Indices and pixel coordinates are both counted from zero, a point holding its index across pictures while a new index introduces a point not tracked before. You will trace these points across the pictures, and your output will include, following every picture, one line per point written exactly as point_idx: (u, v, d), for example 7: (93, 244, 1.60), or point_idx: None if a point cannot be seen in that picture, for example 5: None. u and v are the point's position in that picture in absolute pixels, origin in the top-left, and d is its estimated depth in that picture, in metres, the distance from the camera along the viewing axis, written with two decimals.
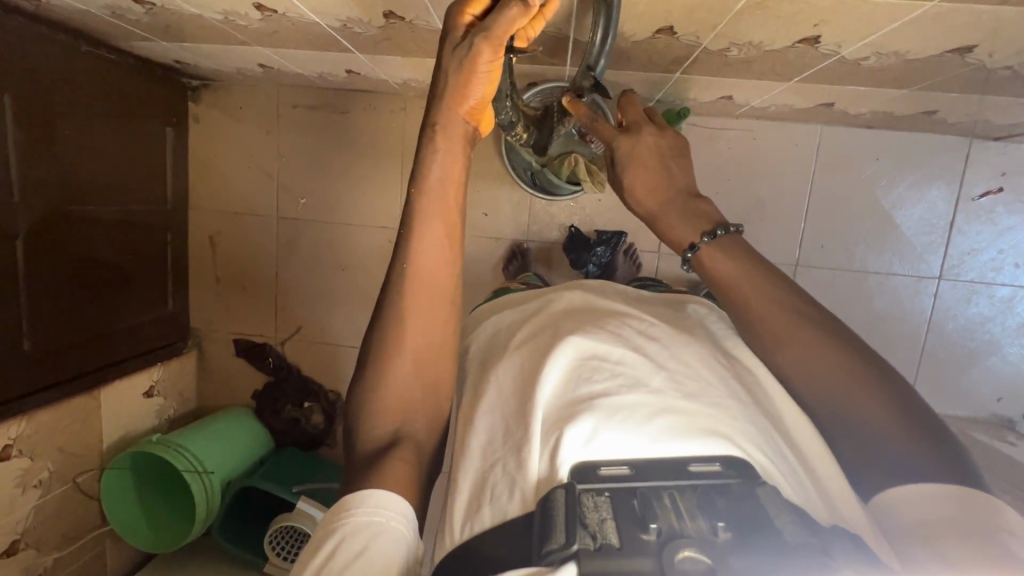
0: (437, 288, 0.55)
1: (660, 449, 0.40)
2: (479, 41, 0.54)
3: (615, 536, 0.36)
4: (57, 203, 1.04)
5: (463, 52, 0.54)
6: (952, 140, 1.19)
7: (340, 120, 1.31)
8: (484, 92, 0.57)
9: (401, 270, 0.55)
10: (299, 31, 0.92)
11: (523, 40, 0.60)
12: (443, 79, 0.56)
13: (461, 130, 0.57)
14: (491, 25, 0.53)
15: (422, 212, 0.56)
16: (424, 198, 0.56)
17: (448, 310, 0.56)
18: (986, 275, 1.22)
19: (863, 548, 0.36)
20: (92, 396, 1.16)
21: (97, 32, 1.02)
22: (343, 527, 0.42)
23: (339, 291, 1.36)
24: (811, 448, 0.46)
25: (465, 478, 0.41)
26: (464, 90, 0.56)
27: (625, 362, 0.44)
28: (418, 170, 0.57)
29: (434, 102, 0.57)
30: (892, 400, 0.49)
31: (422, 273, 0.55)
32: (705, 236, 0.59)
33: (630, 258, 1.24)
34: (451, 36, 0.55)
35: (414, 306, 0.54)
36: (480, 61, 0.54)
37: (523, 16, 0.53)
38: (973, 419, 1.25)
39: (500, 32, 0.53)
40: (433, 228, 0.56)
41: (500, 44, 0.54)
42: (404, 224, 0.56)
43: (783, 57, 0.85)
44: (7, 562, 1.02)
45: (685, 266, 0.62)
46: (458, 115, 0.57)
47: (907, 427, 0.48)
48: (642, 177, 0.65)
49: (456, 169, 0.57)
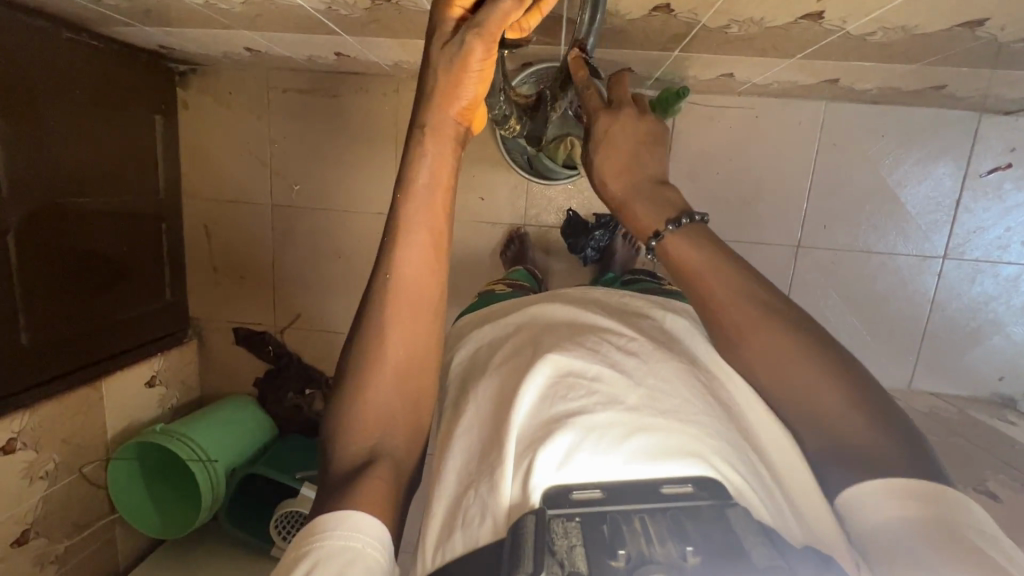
0: (422, 298, 0.55)
1: (632, 470, 0.42)
2: (472, 37, 0.50)
3: (583, 564, 0.38)
4: (46, 193, 1.03)
5: (454, 50, 0.52)
6: (961, 114, 1.15)
7: (332, 104, 1.28)
8: (476, 92, 0.54)
9: (384, 278, 0.55)
10: (284, 15, 0.89)
11: (519, 32, 0.55)
12: (432, 78, 0.54)
13: (452, 133, 0.56)
14: (483, 20, 0.50)
15: (409, 218, 0.55)
16: (410, 203, 0.55)
17: (432, 321, 0.56)
18: (991, 253, 1.19)
19: (831, 567, 0.37)
20: (95, 387, 1.17)
21: (77, 17, 0.99)
22: (319, 549, 0.43)
23: (337, 277, 1.36)
24: (785, 462, 0.48)
25: (438, 506, 0.45)
26: (455, 89, 0.54)
27: (602, 380, 0.47)
28: (406, 175, 0.55)
29: (424, 102, 0.55)
30: (871, 411, 0.49)
31: (405, 282, 0.54)
32: (670, 224, 0.59)
33: (630, 241, 1.20)
34: (442, 30, 0.53)
35: (395, 316, 0.54)
36: (471, 59, 0.52)
37: (518, 9, 0.49)
38: (973, 399, 1.25)
39: (493, 27, 0.50)
40: (418, 235, 0.55)
41: (493, 40, 0.51)
42: (390, 229, 0.55)
43: (785, 34, 0.82)
44: (19, 551, 1.05)
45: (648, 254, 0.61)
46: (448, 117, 0.55)
47: (886, 437, 0.48)
48: (614, 159, 0.63)
49: (444, 174, 0.56)
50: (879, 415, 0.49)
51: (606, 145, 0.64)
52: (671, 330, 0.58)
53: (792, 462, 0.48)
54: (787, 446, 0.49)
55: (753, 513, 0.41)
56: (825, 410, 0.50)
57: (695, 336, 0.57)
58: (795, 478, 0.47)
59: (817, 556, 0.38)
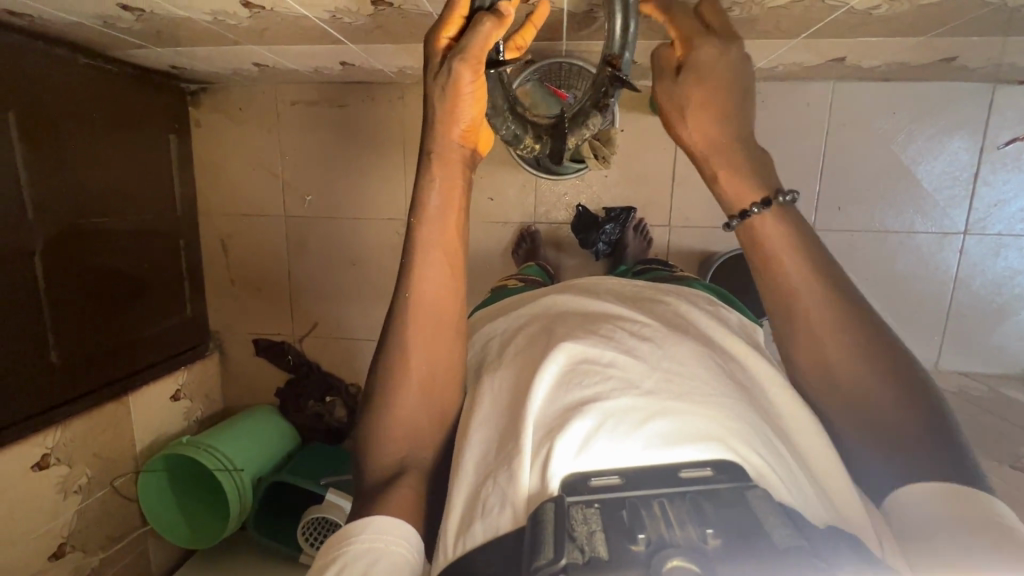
0: (440, 319, 0.56)
1: (649, 456, 0.42)
2: (457, 63, 0.52)
3: (603, 549, 0.37)
4: (69, 218, 1.06)
5: (444, 78, 0.54)
6: (974, 87, 1.13)
7: (339, 114, 1.30)
8: (472, 114, 0.56)
9: (405, 302, 0.56)
10: (290, 27, 0.90)
11: (516, 49, 0.62)
12: (431, 107, 0.56)
13: (456, 156, 0.58)
14: (467, 45, 0.52)
15: (424, 242, 0.57)
16: (423, 227, 0.57)
17: (456, 338, 0.57)
18: (1013, 226, 1.17)
19: (853, 547, 0.37)
20: (122, 403, 1.20)
21: (91, 43, 1.02)
22: (345, 553, 0.44)
23: (352, 284, 1.37)
24: (815, 454, 0.47)
25: (460, 494, 0.45)
26: (454, 115, 0.56)
27: (616, 365, 0.47)
28: (417, 201, 0.58)
29: (427, 130, 0.57)
30: (923, 408, 0.49)
31: (424, 302, 0.56)
32: (782, 195, 0.54)
33: (641, 233, 1.22)
34: (432, 61, 0.55)
35: (416, 337, 0.56)
36: (461, 85, 0.53)
37: (498, 27, 0.52)
38: (1007, 376, 1.21)
39: (477, 51, 0.52)
40: (433, 257, 0.57)
41: (479, 62, 0.53)
42: (406, 256, 0.57)
43: (789, 13, 0.81)
44: (57, 565, 1.07)
45: (735, 221, 0.57)
46: (452, 141, 0.57)
47: (935, 435, 0.48)
48: (710, 100, 0.56)
49: (454, 196, 0.58)
50: (901, 377, 0.50)
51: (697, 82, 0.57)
52: (681, 315, 0.59)
53: (818, 443, 0.48)
54: (817, 436, 0.48)
55: (773, 494, 0.41)
56: (865, 378, 0.51)
57: (705, 322, 0.57)
58: (813, 453, 0.48)
59: (836, 534, 0.38)
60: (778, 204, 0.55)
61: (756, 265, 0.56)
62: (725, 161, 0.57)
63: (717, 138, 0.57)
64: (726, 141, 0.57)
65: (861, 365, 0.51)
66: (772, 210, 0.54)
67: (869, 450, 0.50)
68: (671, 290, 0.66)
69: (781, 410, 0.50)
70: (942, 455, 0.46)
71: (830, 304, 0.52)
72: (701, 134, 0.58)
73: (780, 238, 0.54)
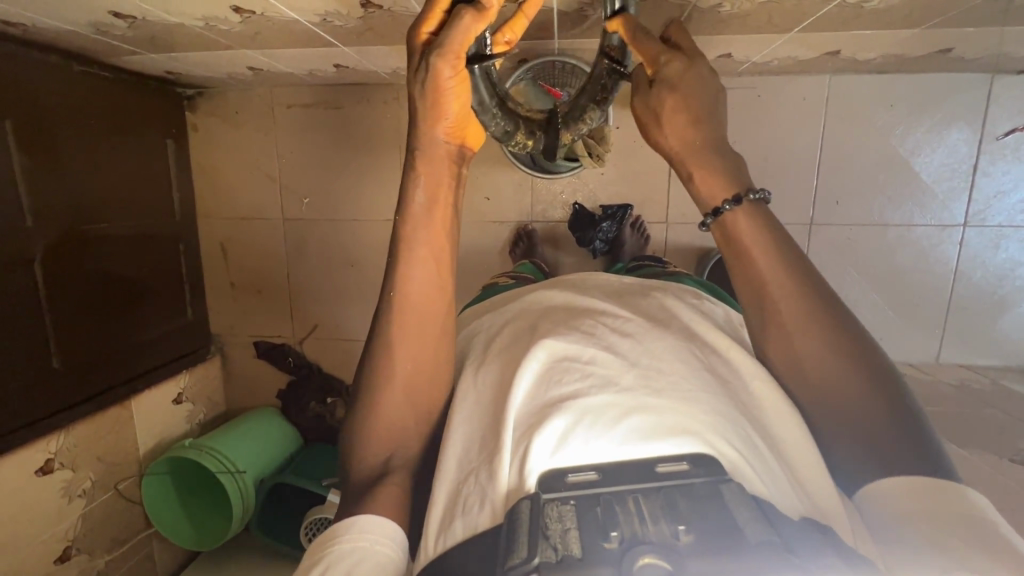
0: (427, 316, 0.57)
1: (625, 452, 0.42)
2: (436, 59, 0.52)
3: (577, 547, 0.37)
4: (68, 225, 1.07)
5: (424, 74, 0.53)
6: (973, 78, 1.12)
7: (335, 116, 1.30)
8: (456, 110, 0.56)
9: (392, 300, 0.57)
10: (281, 30, 0.90)
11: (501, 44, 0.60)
12: (414, 105, 0.56)
13: (442, 153, 0.58)
14: (444, 41, 0.51)
15: (409, 240, 0.57)
16: (409, 224, 0.57)
17: (440, 335, 0.57)
18: (1014, 218, 1.16)
19: (824, 539, 0.37)
20: (125, 407, 1.21)
21: (87, 51, 1.03)
22: (331, 553, 0.44)
23: (351, 285, 1.38)
24: (794, 449, 0.47)
25: (440, 493, 0.45)
26: (437, 111, 0.55)
27: (596, 362, 0.47)
28: (403, 199, 0.58)
29: (412, 128, 0.57)
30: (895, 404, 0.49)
31: (411, 302, 0.56)
32: (752, 193, 0.55)
33: (638, 231, 1.22)
34: (413, 58, 0.55)
35: (403, 334, 0.56)
36: (441, 80, 0.53)
37: (478, 22, 0.51)
38: (1006, 368, 1.21)
39: (455, 46, 0.51)
40: (420, 254, 0.57)
41: (457, 58, 0.52)
42: (392, 253, 0.58)
43: (780, 8, 0.80)
44: (62, 568, 1.09)
45: (709, 221, 0.57)
46: (436, 138, 0.57)
47: (907, 433, 0.47)
48: (681, 107, 0.56)
49: (440, 193, 0.58)
50: (873, 370, 0.50)
51: (674, 88, 0.56)
52: (667, 309, 0.59)
53: (797, 436, 0.48)
54: (796, 429, 0.48)
55: (747, 485, 0.41)
56: (841, 371, 0.50)
57: (690, 315, 0.57)
58: (794, 448, 0.47)
59: (808, 526, 0.38)
60: (755, 207, 0.55)
61: (731, 258, 0.56)
62: (701, 162, 0.57)
63: (692, 141, 0.57)
64: (710, 139, 0.57)
65: (840, 364, 0.51)
66: (747, 212, 0.55)
67: (845, 445, 0.50)
68: (657, 286, 0.66)
69: (763, 404, 0.50)
70: (913, 448, 0.47)
71: (814, 302, 0.52)
72: (681, 136, 0.58)
73: (754, 238, 0.54)
